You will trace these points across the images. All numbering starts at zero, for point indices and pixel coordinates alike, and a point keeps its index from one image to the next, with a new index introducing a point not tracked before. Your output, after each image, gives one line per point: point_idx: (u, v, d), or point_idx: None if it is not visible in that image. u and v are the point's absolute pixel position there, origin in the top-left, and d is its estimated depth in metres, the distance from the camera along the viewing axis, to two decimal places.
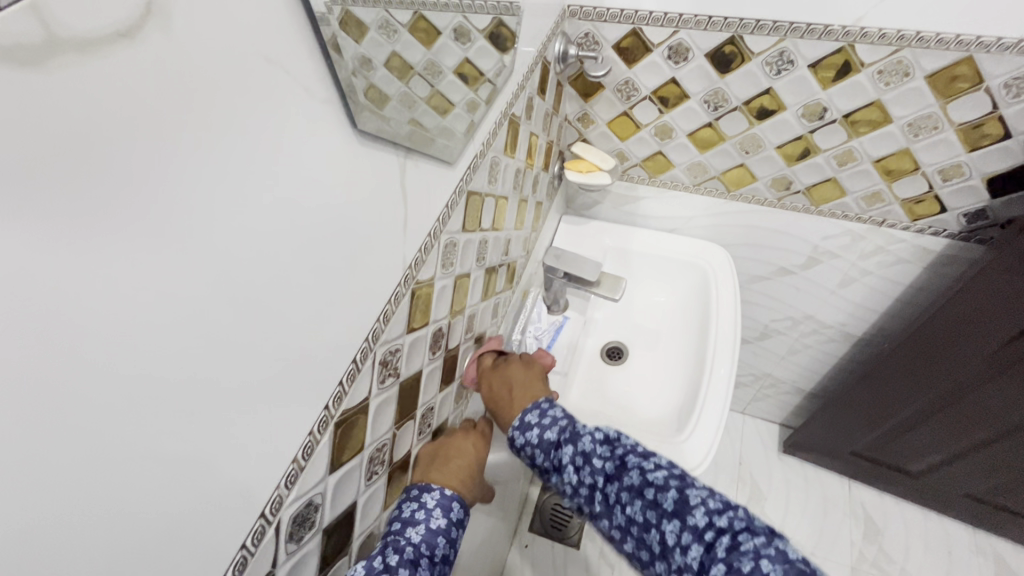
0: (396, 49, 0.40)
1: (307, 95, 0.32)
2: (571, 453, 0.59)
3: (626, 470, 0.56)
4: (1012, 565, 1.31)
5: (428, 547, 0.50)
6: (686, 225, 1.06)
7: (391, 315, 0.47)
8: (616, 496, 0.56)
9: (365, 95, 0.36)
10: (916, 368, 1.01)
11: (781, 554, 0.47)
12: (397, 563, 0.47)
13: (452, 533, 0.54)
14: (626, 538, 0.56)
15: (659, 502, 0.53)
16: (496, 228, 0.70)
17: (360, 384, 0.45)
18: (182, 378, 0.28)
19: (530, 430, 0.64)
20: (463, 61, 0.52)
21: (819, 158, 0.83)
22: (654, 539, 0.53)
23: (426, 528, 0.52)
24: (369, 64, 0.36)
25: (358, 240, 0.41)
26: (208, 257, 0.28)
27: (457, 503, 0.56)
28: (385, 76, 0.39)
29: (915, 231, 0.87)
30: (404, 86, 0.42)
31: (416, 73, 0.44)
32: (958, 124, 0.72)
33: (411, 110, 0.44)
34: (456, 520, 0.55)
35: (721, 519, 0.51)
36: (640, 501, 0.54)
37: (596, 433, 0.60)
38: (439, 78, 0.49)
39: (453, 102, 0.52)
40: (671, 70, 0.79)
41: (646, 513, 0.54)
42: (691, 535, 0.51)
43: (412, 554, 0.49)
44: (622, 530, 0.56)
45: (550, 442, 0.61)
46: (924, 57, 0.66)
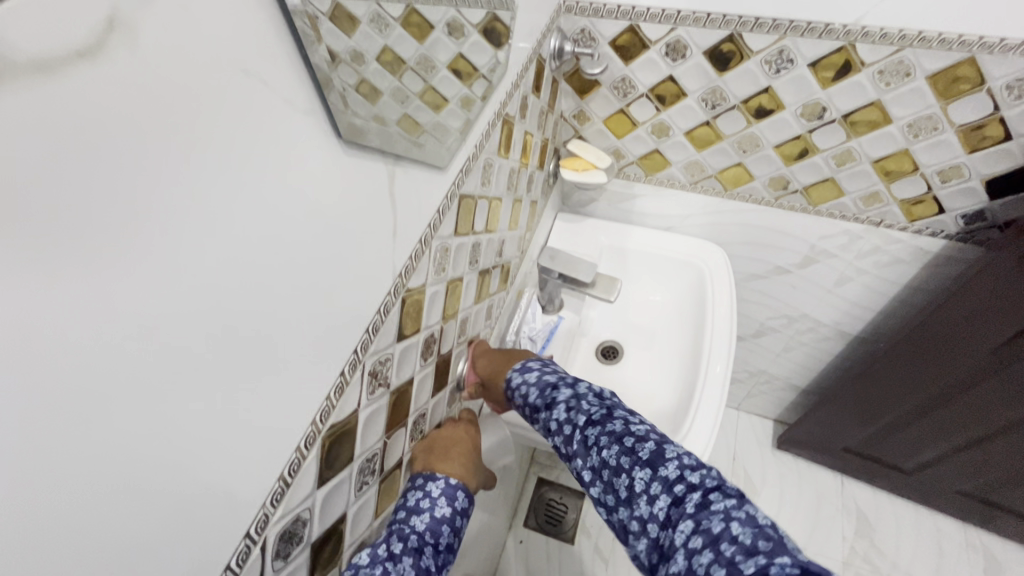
0: (388, 44, 0.39)
1: (288, 107, 0.31)
2: (562, 397, 0.60)
3: (611, 418, 0.56)
4: (1001, 559, 1.32)
5: (433, 535, 0.54)
6: (682, 223, 1.05)
7: (381, 325, 0.46)
8: (595, 437, 0.55)
9: (354, 89, 0.35)
10: (911, 367, 1.01)
11: (751, 519, 0.44)
12: (401, 551, 0.50)
13: (456, 521, 0.57)
14: (595, 481, 0.55)
15: (636, 450, 0.52)
16: (489, 229, 0.69)
17: (348, 396, 0.44)
18: (160, 405, 0.27)
19: (529, 373, 0.67)
20: (457, 57, 0.51)
21: (817, 157, 0.82)
22: (623, 483, 0.52)
23: (430, 516, 0.55)
24: (360, 58, 0.35)
25: (345, 251, 0.40)
26: (185, 280, 0.27)
27: (462, 492, 0.59)
28: (378, 71, 0.38)
29: (912, 232, 0.86)
30: (396, 81, 0.42)
31: (410, 68, 0.43)
32: (958, 125, 0.71)
33: (403, 105, 0.43)
34: (460, 508, 0.58)
35: (693, 475, 0.49)
36: (617, 445, 0.53)
37: (590, 385, 0.61)
38: (433, 74, 0.47)
39: (448, 98, 0.51)
40: (668, 67, 0.77)
41: (620, 457, 0.52)
42: (660, 484, 0.49)
43: (417, 543, 0.52)
44: (593, 471, 0.55)
45: (548, 383, 0.63)
46: (925, 57, 0.65)
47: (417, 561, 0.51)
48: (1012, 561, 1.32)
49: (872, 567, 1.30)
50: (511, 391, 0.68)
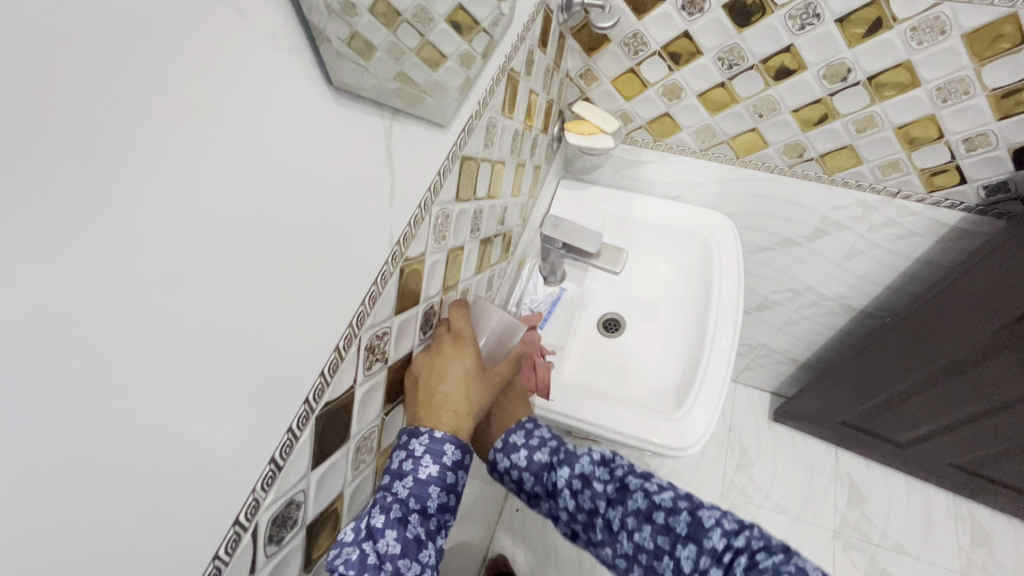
0: None
1: (268, 44, 0.27)
2: (566, 480, 0.57)
3: (629, 494, 0.55)
4: (988, 529, 1.35)
5: (418, 500, 0.46)
6: (690, 192, 1.01)
7: (378, 296, 0.43)
8: (619, 521, 0.55)
9: (348, 47, 0.32)
10: (916, 342, 1.00)
11: (803, 571, 0.47)
12: (383, 523, 0.44)
13: (448, 478, 0.48)
14: (632, 568, 0.54)
15: (671, 526, 0.52)
16: (491, 195, 0.65)
17: (344, 372, 0.41)
18: (129, 380, 0.24)
19: (516, 453, 0.61)
20: (457, 7, 0.45)
21: (837, 123, 0.78)
22: (666, 566, 0.52)
23: (415, 479, 0.47)
24: (351, 8, 0.31)
25: (337, 213, 0.36)
26: (150, 238, 0.24)
27: (450, 445, 0.49)
28: (372, 24, 0.34)
29: (929, 203, 0.83)
30: (391, 35, 0.37)
31: (406, 20, 0.38)
32: (991, 89, 0.67)
33: (399, 62, 0.38)
34: (451, 463, 0.49)
35: (737, 539, 0.50)
36: (649, 526, 0.53)
37: (591, 458, 0.59)
38: (430, 28, 0.42)
39: (446, 54, 0.46)
40: (684, 23, 0.72)
41: (657, 539, 0.52)
42: (707, 557, 0.50)
43: (399, 512, 0.45)
44: (628, 559, 0.54)
45: (542, 465, 0.59)
46: (964, 12, 0.61)
47: (401, 533, 0.44)
48: (998, 531, 1.34)
49: (862, 536, 1.32)
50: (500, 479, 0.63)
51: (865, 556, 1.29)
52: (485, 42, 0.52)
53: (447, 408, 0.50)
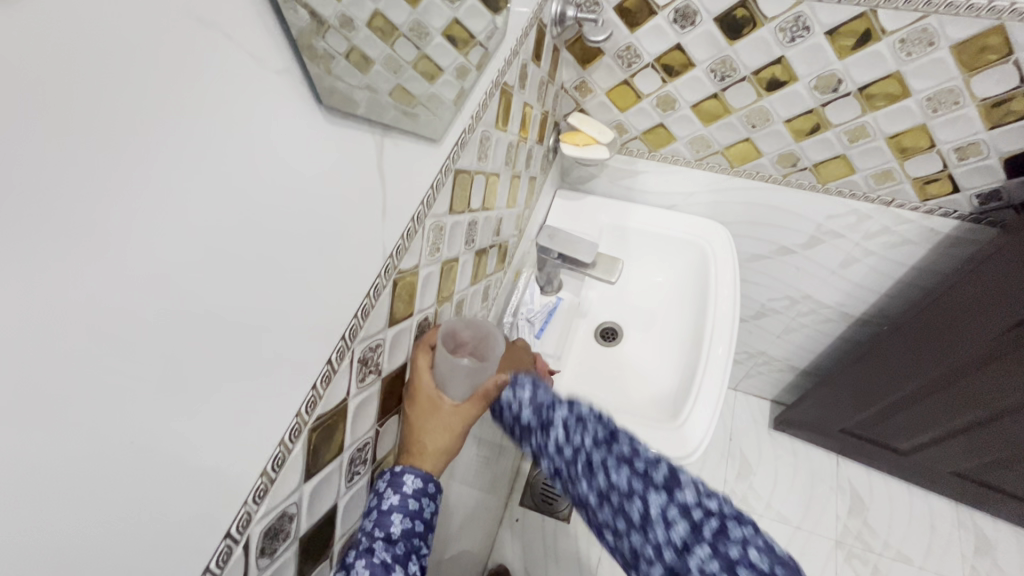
0: (377, 7, 0.37)
1: (256, 66, 0.27)
2: (567, 417, 0.50)
3: (617, 440, 0.47)
4: (992, 538, 1.33)
5: (381, 528, 0.46)
6: (685, 202, 1.01)
7: (371, 309, 0.43)
8: (599, 461, 0.47)
9: (344, 58, 0.34)
10: (914, 350, 1.00)
11: (771, 549, 0.41)
12: (354, 556, 0.44)
13: (410, 504, 0.48)
14: (602, 506, 0.47)
15: (649, 473, 0.45)
16: (486, 207, 0.65)
17: (336, 385, 0.41)
18: (122, 397, 0.25)
19: (517, 392, 0.54)
20: (451, 22, 0.48)
21: (829, 133, 0.78)
22: (635, 507, 0.44)
23: (378, 510, 0.48)
24: (349, 24, 0.34)
25: (328, 229, 0.37)
26: (140, 256, 0.24)
27: (410, 475, 0.49)
28: (368, 38, 0.37)
29: (924, 212, 0.83)
30: (389, 49, 0.40)
31: (402, 35, 0.41)
32: (980, 99, 0.67)
33: (396, 76, 0.41)
34: (413, 491, 0.49)
35: (710, 501, 0.44)
36: (641, 491, 0.44)
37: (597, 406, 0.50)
38: (426, 41, 0.45)
39: (441, 67, 0.48)
40: (676, 36, 0.73)
41: (631, 481, 0.45)
42: (678, 509, 0.43)
43: (368, 543, 0.45)
44: (599, 495, 0.47)
45: (542, 399, 0.52)
46: (950, 24, 0.61)
47: (370, 559, 0.44)
48: (1003, 540, 1.33)
49: (865, 545, 1.31)
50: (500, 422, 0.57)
51: (868, 566, 1.28)
52: (478, 57, 0.53)
53: (421, 450, 0.51)
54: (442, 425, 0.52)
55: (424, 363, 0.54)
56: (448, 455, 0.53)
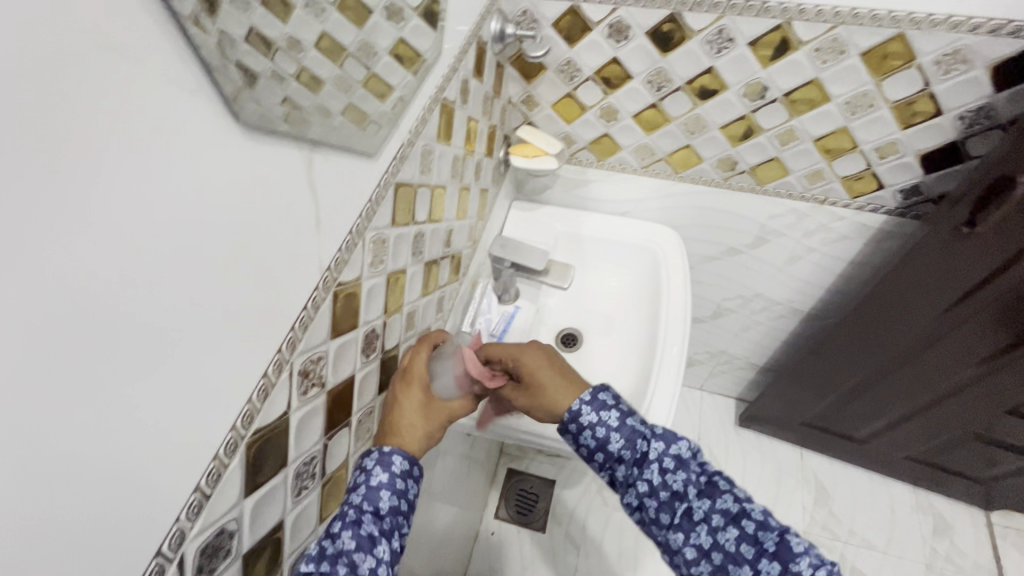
0: (325, 29, 0.40)
1: (170, 86, 0.28)
2: (654, 458, 0.58)
3: (716, 491, 0.55)
4: (948, 518, 1.38)
5: (370, 503, 0.48)
6: (636, 208, 1.05)
7: (310, 322, 0.44)
8: (703, 513, 0.54)
9: (294, 78, 0.38)
10: (859, 342, 1.04)
11: None
12: (339, 528, 0.46)
13: (398, 483, 0.51)
14: (698, 559, 0.54)
15: (759, 539, 0.52)
16: (433, 219, 0.67)
17: (275, 398, 0.41)
18: (36, 417, 0.24)
19: (609, 415, 0.61)
20: (400, 41, 0.51)
21: (762, 137, 0.83)
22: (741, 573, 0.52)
23: (365, 486, 0.50)
24: (297, 45, 0.38)
25: (259, 245, 0.37)
26: (50, 276, 0.24)
27: (398, 456, 0.52)
28: (317, 59, 0.40)
29: (854, 208, 0.88)
30: (339, 69, 0.43)
31: (352, 55, 0.44)
32: (892, 101, 0.72)
33: (347, 94, 0.44)
34: (401, 471, 0.52)
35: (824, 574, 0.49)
36: (736, 530, 0.53)
37: (684, 447, 0.58)
38: (375, 60, 0.48)
39: (391, 85, 0.51)
40: (613, 49, 0.77)
41: (741, 545, 0.52)
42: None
43: (354, 516, 0.47)
44: (698, 548, 0.54)
45: (637, 434, 0.60)
46: (859, 33, 0.66)
47: (355, 531, 0.46)
48: (958, 519, 1.38)
49: (831, 534, 1.35)
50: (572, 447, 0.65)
51: (834, 554, 1.32)
52: (418, 72, 0.55)
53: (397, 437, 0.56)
54: (423, 413, 0.59)
55: (422, 358, 0.62)
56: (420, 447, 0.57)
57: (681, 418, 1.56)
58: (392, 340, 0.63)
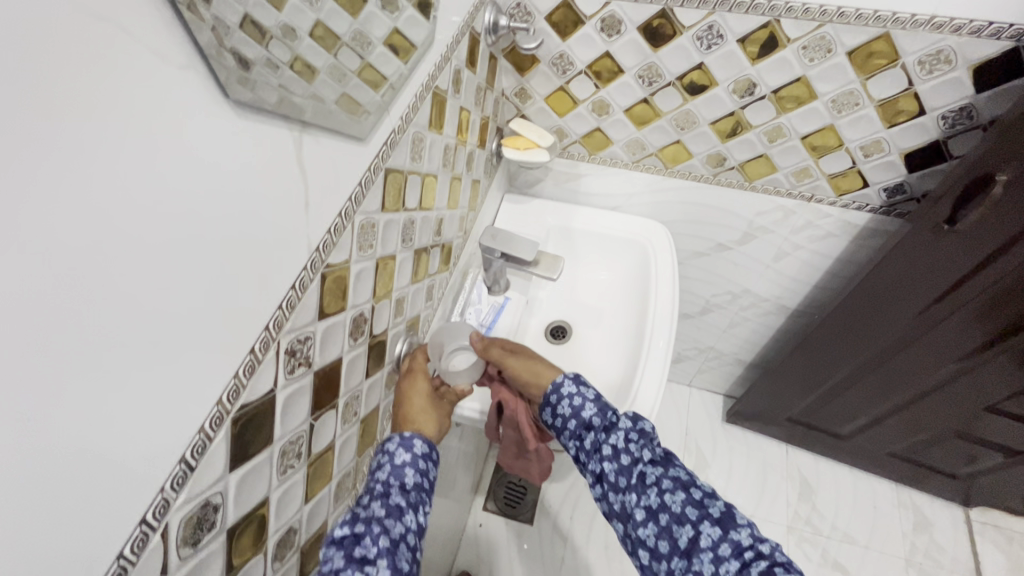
0: (320, 18, 0.41)
1: (160, 60, 0.29)
2: (622, 427, 0.66)
3: (671, 464, 0.62)
4: (929, 515, 1.40)
5: (397, 478, 0.58)
6: (627, 203, 1.06)
7: (297, 302, 0.45)
8: (655, 478, 0.61)
9: (288, 67, 0.38)
10: (843, 339, 1.06)
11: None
12: (369, 499, 0.54)
13: (420, 463, 0.60)
14: (648, 520, 0.60)
15: (704, 505, 0.58)
16: (424, 206, 0.67)
17: (261, 375, 0.42)
18: (19, 378, 0.25)
19: (586, 389, 0.71)
20: (393, 30, 0.52)
21: (750, 134, 0.84)
22: (684, 533, 0.57)
23: (391, 464, 0.59)
24: (292, 34, 0.38)
25: (245, 222, 0.38)
26: (36, 239, 0.24)
27: (418, 440, 0.62)
28: (312, 47, 0.41)
29: (840, 206, 0.90)
30: (333, 58, 0.44)
31: (346, 44, 0.45)
32: (877, 100, 0.74)
33: (341, 84, 0.45)
34: (421, 453, 0.61)
35: (762, 545, 0.54)
36: (683, 494, 0.59)
37: (649, 425, 0.67)
38: (369, 50, 0.49)
39: (385, 75, 0.52)
40: (604, 43, 0.78)
41: (687, 507, 0.58)
42: (730, 543, 0.54)
43: (382, 488, 0.56)
44: (648, 511, 0.60)
45: (608, 407, 0.69)
46: (845, 32, 0.67)
47: (385, 501, 0.54)
48: (939, 517, 1.40)
49: (813, 529, 1.37)
50: (548, 423, 0.74)
51: (816, 548, 1.34)
52: (411, 62, 0.56)
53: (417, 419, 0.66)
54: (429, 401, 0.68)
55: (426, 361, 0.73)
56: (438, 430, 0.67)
57: (669, 413, 1.58)
58: (379, 327, 0.63)
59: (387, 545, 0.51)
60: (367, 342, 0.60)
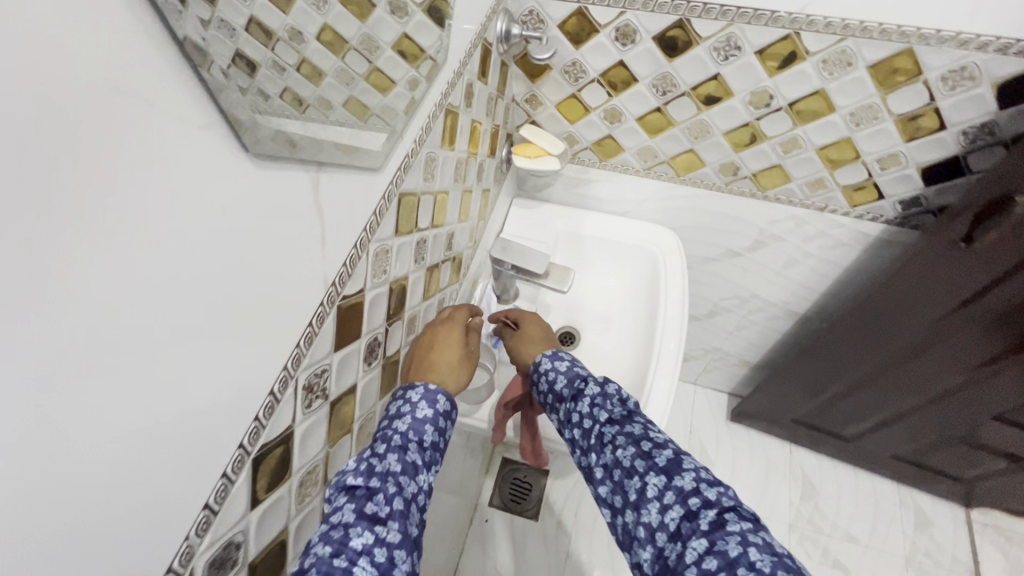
0: (327, 22, 0.40)
1: (183, 126, 0.28)
2: (588, 393, 0.65)
3: (629, 420, 0.61)
4: (931, 516, 1.41)
5: (416, 435, 0.54)
6: (637, 208, 1.05)
7: (314, 337, 0.44)
8: (610, 436, 0.60)
9: (295, 69, 0.37)
10: (851, 345, 1.06)
11: (748, 524, 0.49)
12: (386, 450, 0.52)
13: (441, 420, 0.57)
14: (604, 478, 0.59)
15: (652, 455, 0.56)
16: (435, 224, 0.67)
17: (280, 414, 0.42)
18: (50, 457, 0.25)
19: (559, 362, 0.72)
20: (402, 36, 0.51)
21: (765, 144, 0.82)
22: (634, 486, 0.55)
23: (411, 419, 0.56)
24: (299, 36, 0.37)
25: (264, 269, 0.37)
26: (63, 321, 0.24)
27: (442, 396, 0.59)
28: (319, 51, 0.39)
29: (854, 217, 0.89)
30: (341, 62, 0.43)
31: (353, 47, 0.44)
32: (897, 115, 0.72)
33: (349, 87, 0.44)
34: (443, 411, 0.58)
35: (709, 493, 0.52)
36: (634, 448, 0.58)
37: (614, 386, 0.65)
38: (377, 54, 0.48)
39: (394, 79, 0.51)
40: (618, 52, 0.76)
41: (636, 461, 0.57)
42: (675, 492, 0.53)
43: (400, 442, 0.53)
44: (604, 469, 0.59)
45: (575, 372, 0.68)
46: (867, 46, 0.66)
47: (402, 457, 0.52)
48: (940, 517, 1.41)
49: (815, 528, 1.39)
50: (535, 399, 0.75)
51: (817, 547, 1.36)
52: (420, 68, 0.55)
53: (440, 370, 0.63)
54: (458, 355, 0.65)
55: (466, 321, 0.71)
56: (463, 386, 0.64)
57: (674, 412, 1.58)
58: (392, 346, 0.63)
59: (400, 507, 0.49)
60: (381, 362, 0.60)
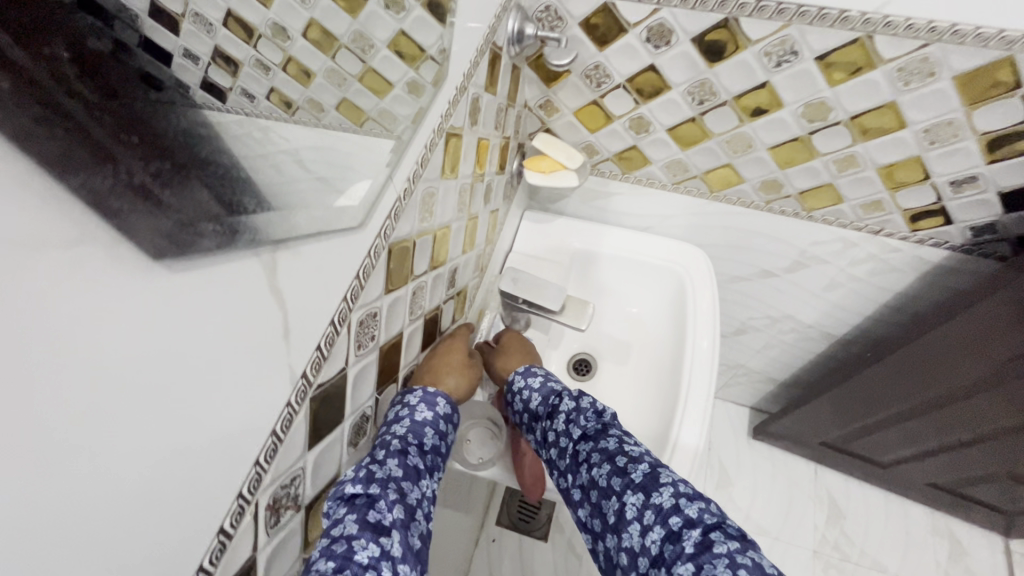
0: (315, 16, 0.33)
1: (46, 247, 0.18)
2: (563, 409, 0.63)
3: (605, 436, 0.59)
4: (966, 545, 1.33)
5: (415, 437, 0.52)
6: (661, 224, 0.94)
7: (280, 446, 0.36)
8: (586, 454, 0.58)
9: (280, 71, 0.31)
10: (897, 376, 0.96)
11: (731, 541, 0.46)
12: (385, 455, 0.48)
13: (439, 424, 0.56)
14: (583, 501, 0.58)
15: (628, 471, 0.54)
16: (436, 266, 0.58)
17: (236, 549, 0.34)
18: None
19: (533, 378, 0.70)
20: (400, 35, 0.42)
21: (816, 161, 0.71)
22: (612, 507, 0.54)
23: (410, 420, 0.53)
24: (283, 34, 0.31)
25: (205, 392, 0.28)
26: None
27: (441, 399, 0.58)
28: (308, 50, 0.33)
29: (914, 241, 0.78)
30: (331, 61, 0.35)
31: (346, 46, 0.37)
32: (980, 133, 0.61)
33: (341, 90, 0.37)
34: (443, 413, 0.57)
35: (687, 509, 0.49)
36: (609, 466, 0.56)
37: (591, 400, 0.63)
38: (372, 56, 0.39)
39: (392, 82, 0.43)
40: (650, 55, 0.65)
41: (612, 479, 0.55)
42: (652, 510, 0.51)
43: (399, 445, 0.50)
44: (583, 490, 0.58)
45: (552, 390, 0.67)
46: (954, 54, 0.55)
47: (402, 460, 0.49)
48: (975, 546, 1.33)
49: (842, 555, 1.31)
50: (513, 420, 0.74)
51: None
52: (425, 71, 0.46)
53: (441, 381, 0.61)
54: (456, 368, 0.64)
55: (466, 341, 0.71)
56: (458, 392, 0.63)
57: None
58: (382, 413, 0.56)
59: (401, 515, 0.45)
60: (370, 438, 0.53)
